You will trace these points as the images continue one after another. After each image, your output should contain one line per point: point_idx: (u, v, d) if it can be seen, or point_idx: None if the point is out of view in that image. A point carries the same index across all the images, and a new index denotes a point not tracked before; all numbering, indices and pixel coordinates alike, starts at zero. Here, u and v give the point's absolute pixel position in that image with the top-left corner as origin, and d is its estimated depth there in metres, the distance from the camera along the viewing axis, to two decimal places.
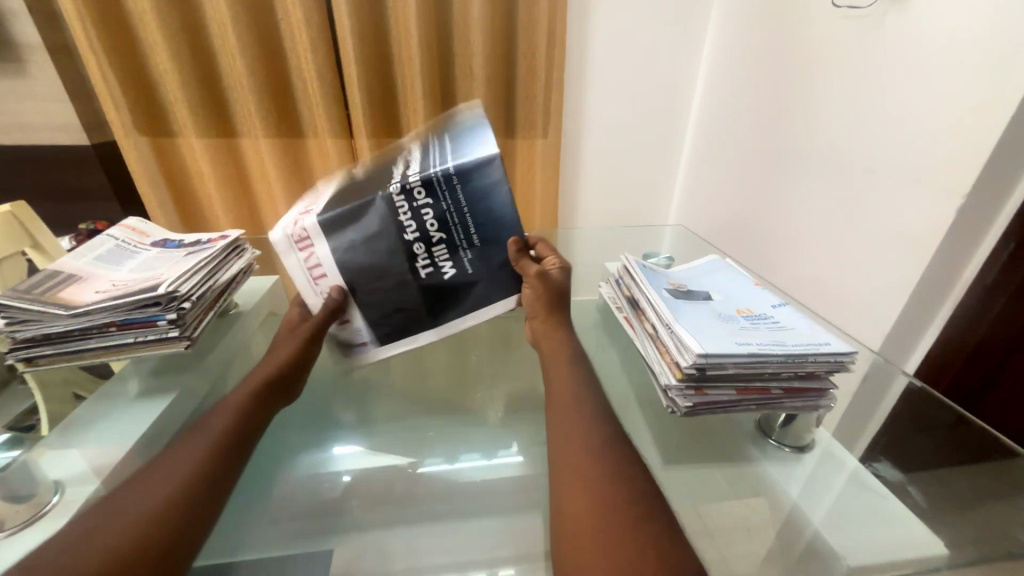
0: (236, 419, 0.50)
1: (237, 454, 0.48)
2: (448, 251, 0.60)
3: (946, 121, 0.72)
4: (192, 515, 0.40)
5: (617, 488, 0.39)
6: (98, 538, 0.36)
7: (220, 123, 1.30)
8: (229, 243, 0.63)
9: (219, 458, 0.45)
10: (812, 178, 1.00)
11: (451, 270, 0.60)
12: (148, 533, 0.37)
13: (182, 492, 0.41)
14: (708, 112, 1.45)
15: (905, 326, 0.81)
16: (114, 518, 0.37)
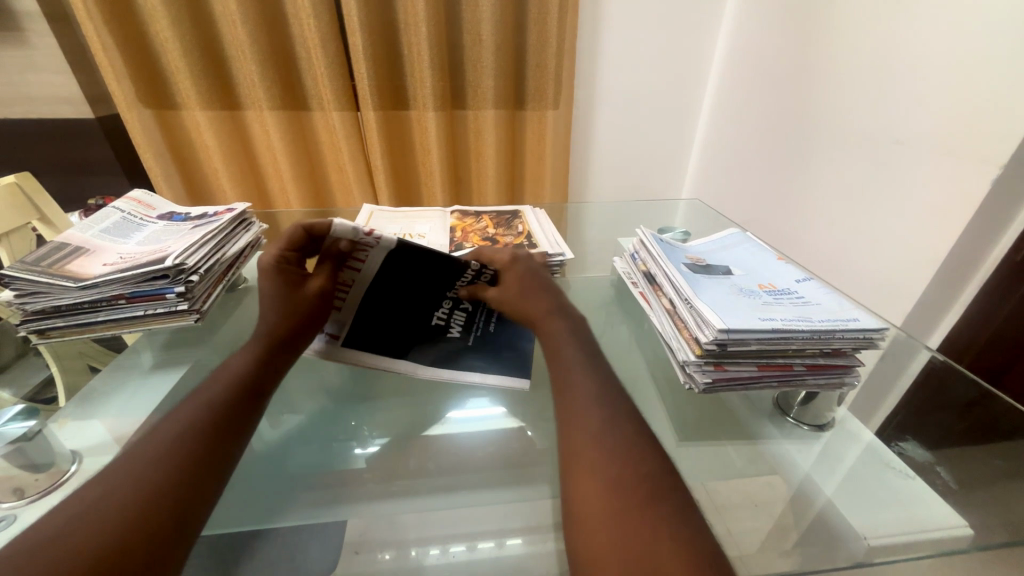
0: (243, 377, 0.49)
1: (245, 408, 0.46)
2: (465, 317, 0.66)
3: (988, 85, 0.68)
4: (203, 467, 0.39)
5: (632, 467, 0.38)
6: (112, 492, 0.35)
7: (222, 94, 1.27)
8: (235, 216, 0.62)
9: (223, 413, 0.44)
10: (836, 149, 0.95)
11: (456, 330, 0.65)
12: (159, 484, 0.36)
13: (191, 445, 0.40)
14: (728, 80, 1.38)
15: (929, 304, 0.78)
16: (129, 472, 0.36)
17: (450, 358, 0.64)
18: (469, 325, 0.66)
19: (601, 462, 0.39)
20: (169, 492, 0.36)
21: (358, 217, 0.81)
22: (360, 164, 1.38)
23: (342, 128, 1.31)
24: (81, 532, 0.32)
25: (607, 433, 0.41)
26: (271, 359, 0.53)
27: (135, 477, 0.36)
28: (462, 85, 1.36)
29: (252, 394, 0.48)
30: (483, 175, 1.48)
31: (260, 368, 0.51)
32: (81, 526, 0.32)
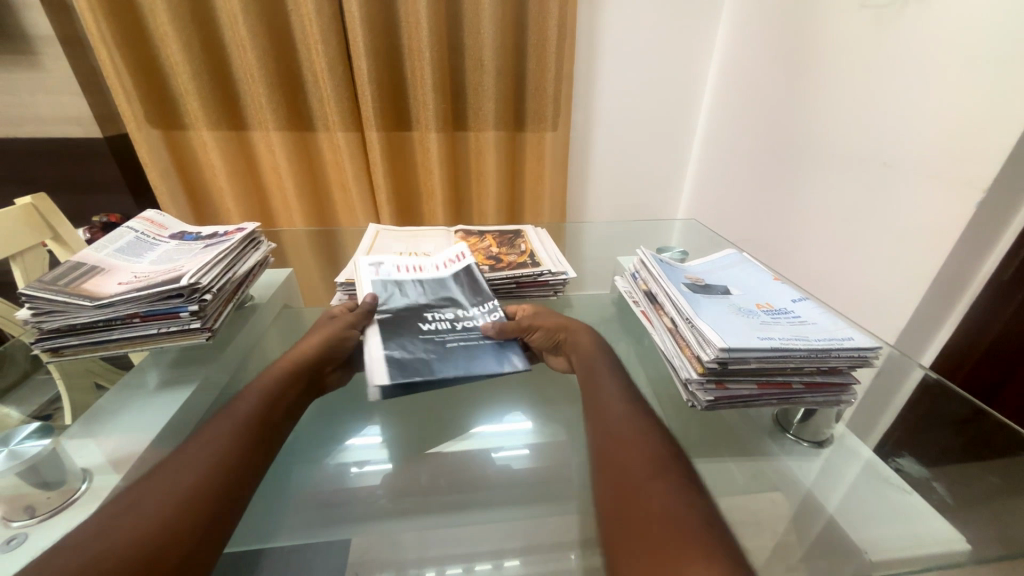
0: (264, 405, 0.52)
1: (262, 436, 0.49)
2: (446, 326, 0.65)
3: (966, 114, 0.72)
4: (221, 492, 0.41)
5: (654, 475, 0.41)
6: (138, 510, 0.37)
7: (230, 115, 1.30)
8: (245, 236, 0.64)
9: (242, 441, 0.47)
10: (827, 172, 0.98)
11: (429, 322, 0.65)
12: (179, 509, 0.38)
13: (210, 471, 0.42)
14: (720, 103, 1.43)
15: (920, 324, 0.81)
16: (155, 491, 0.39)
17: (409, 334, 0.63)
18: (446, 331, 0.64)
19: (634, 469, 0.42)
20: (186, 518, 0.38)
21: (364, 237, 0.82)
22: (363, 184, 1.40)
23: (346, 149, 1.33)
24: (110, 545, 0.34)
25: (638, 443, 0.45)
26: (293, 391, 0.57)
27: (159, 495, 0.39)
28: (464, 107, 1.40)
29: (268, 422, 0.51)
30: (484, 194, 1.51)
31: (278, 395, 0.54)
32: (110, 540, 0.35)
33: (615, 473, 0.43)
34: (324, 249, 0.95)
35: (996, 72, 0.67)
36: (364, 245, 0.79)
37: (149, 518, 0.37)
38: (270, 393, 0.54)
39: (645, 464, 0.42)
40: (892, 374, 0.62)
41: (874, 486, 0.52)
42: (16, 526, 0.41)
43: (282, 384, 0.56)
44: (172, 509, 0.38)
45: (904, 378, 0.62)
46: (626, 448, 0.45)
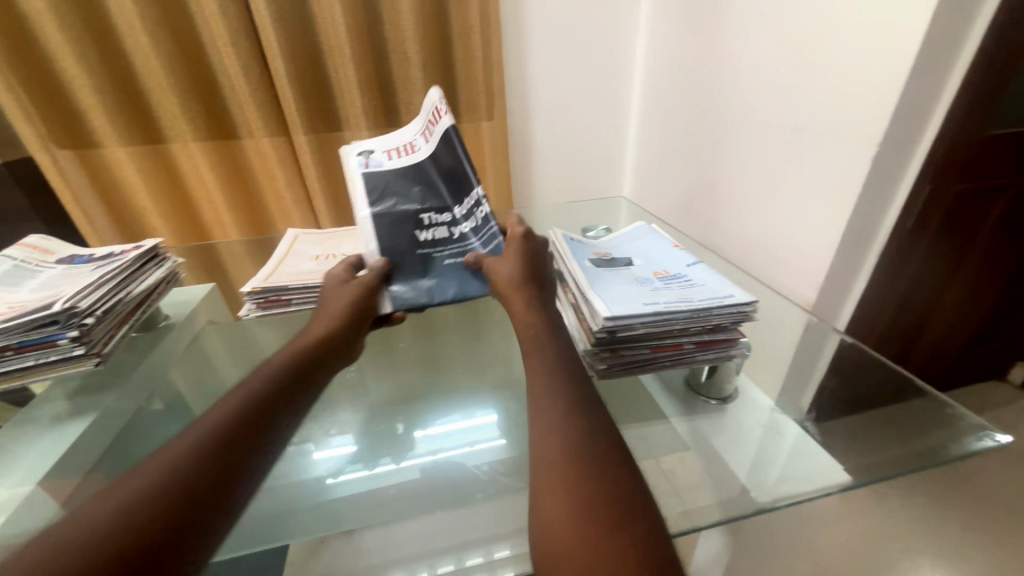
0: (269, 386, 0.49)
1: (267, 419, 0.46)
2: (446, 235, 0.68)
3: (855, 73, 0.75)
4: (218, 479, 0.38)
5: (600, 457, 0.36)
6: (128, 502, 0.34)
7: (143, 129, 1.23)
8: (143, 252, 0.61)
9: (245, 427, 0.43)
10: (745, 139, 1.01)
11: (428, 235, 0.67)
12: (175, 497, 0.35)
13: (211, 456, 0.39)
14: (649, 81, 1.45)
15: (835, 282, 0.84)
16: (144, 483, 0.36)
17: (410, 256, 0.67)
18: (445, 242, 0.67)
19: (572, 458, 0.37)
20: (177, 507, 0.35)
21: (280, 242, 0.79)
22: (296, 190, 1.36)
23: (274, 155, 1.29)
24: (95, 540, 0.31)
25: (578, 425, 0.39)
26: (305, 370, 0.54)
27: (151, 487, 0.35)
28: (394, 104, 1.37)
29: (274, 406, 0.48)
30: None
31: (285, 375, 0.52)
32: (95, 533, 0.32)
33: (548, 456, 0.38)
34: (248, 260, 0.91)
35: (876, 33, 0.71)
36: (281, 250, 0.76)
37: (139, 507, 0.34)
38: (275, 377, 0.51)
39: (586, 445, 0.37)
40: (814, 342, 0.69)
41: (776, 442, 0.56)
42: None
43: (289, 365, 0.53)
44: (163, 497, 0.35)
45: (825, 345, 0.68)
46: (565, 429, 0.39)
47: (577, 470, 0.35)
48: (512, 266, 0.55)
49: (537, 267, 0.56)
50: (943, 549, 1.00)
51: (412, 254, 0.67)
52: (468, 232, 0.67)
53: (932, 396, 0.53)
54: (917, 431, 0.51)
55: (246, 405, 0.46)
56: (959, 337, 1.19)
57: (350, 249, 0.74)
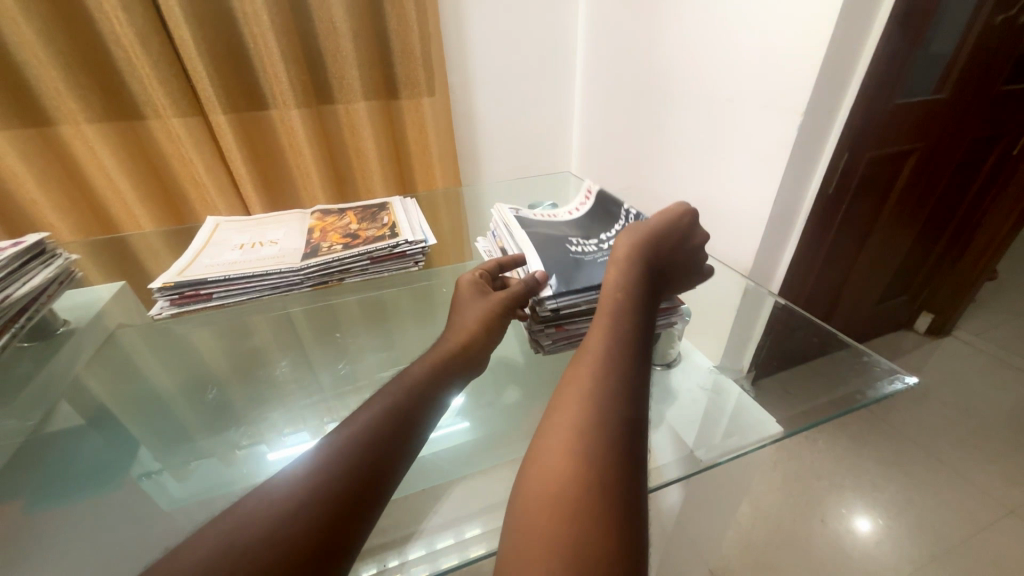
0: (413, 393, 0.42)
1: (414, 434, 0.40)
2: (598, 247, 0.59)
3: (779, 44, 0.77)
4: (369, 507, 0.33)
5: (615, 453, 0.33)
6: (298, 487, 0.32)
7: (23, 110, 1.06)
8: (24, 249, 0.53)
9: (396, 441, 0.38)
10: (683, 112, 1.03)
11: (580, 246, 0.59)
12: (326, 522, 0.31)
13: (364, 473, 0.34)
14: (591, 54, 1.44)
15: (768, 250, 0.90)
16: (314, 469, 0.34)
17: (557, 257, 0.57)
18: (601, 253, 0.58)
19: (577, 460, 0.33)
20: (326, 536, 0.30)
21: (199, 231, 0.71)
22: (219, 175, 1.24)
23: (189, 138, 1.16)
24: (266, 529, 0.30)
25: (593, 420, 0.35)
26: (451, 374, 0.48)
27: (323, 473, 0.33)
28: (325, 78, 1.27)
29: (421, 418, 0.41)
30: (367, 171, 1.41)
31: (432, 379, 0.45)
32: (270, 520, 0.30)
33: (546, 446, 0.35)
34: (168, 252, 0.83)
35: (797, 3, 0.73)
36: (200, 240, 0.69)
37: (282, 532, 0.30)
38: (421, 381, 0.44)
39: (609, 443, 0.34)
40: (751, 307, 0.72)
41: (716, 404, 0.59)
42: None
43: (434, 367, 0.47)
44: (320, 513, 0.31)
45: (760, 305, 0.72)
46: (583, 420, 0.35)
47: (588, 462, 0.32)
48: (631, 245, 0.52)
49: (656, 264, 0.52)
50: (865, 482, 1.12)
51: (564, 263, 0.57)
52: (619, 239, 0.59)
53: (850, 346, 0.58)
54: (837, 379, 0.55)
55: (397, 418, 0.39)
56: (875, 292, 1.31)
57: (279, 236, 0.69)
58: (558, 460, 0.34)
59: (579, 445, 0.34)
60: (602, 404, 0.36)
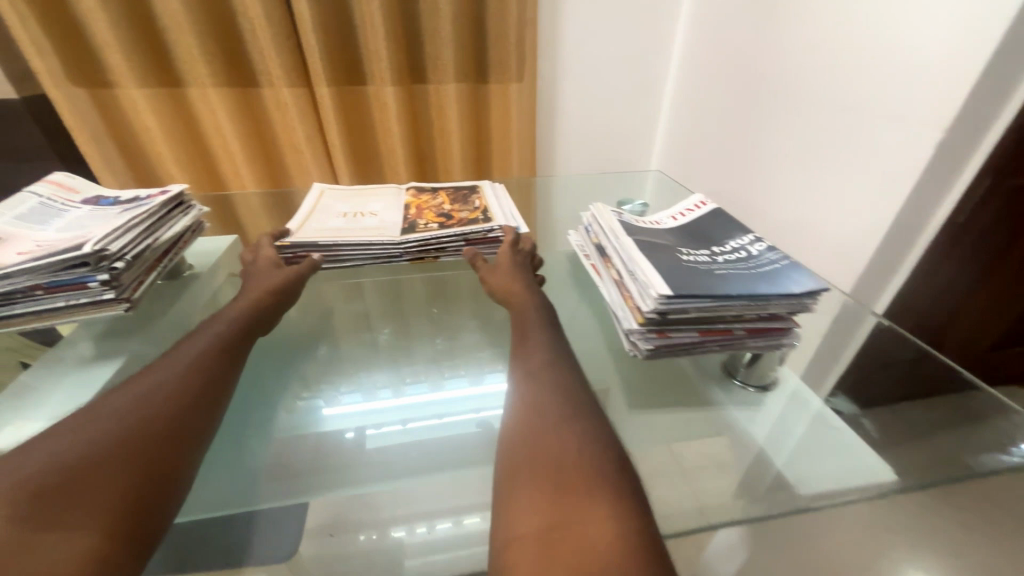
0: (216, 351, 0.49)
1: (203, 392, 0.45)
2: (710, 258, 0.46)
3: (929, 50, 0.69)
4: (171, 461, 0.38)
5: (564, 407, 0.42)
6: (121, 432, 0.38)
7: (162, 71, 1.18)
8: (169, 199, 0.59)
9: (207, 392, 0.45)
10: (793, 117, 0.95)
11: (691, 256, 0.46)
12: (151, 454, 0.37)
13: (148, 431, 0.39)
14: (691, 49, 1.37)
15: (875, 268, 0.81)
16: (145, 419, 0.39)
17: (668, 260, 0.45)
18: (728, 265, 0.45)
19: (535, 420, 0.42)
20: (139, 476, 0.36)
21: (307, 196, 0.76)
22: (316, 143, 1.32)
23: (295, 107, 1.25)
24: (102, 460, 0.35)
25: (539, 391, 0.45)
26: (249, 335, 0.54)
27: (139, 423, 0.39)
28: (421, 57, 1.30)
29: (228, 372, 0.48)
30: (448, 152, 1.44)
31: (232, 338, 0.52)
32: (103, 452, 0.36)
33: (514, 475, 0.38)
34: (268, 212, 0.89)
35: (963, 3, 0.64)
36: (307, 205, 0.74)
37: (116, 462, 0.36)
38: (223, 338, 0.51)
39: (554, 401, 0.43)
40: (847, 324, 0.66)
41: (796, 413, 0.55)
42: None
43: (234, 327, 0.53)
44: (134, 460, 0.36)
45: (859, 323, 0.65)
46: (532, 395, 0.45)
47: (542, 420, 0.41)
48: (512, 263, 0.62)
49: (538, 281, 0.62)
50: None
51: (679, 270, 0.43)
52: (746, 258, 0.45)
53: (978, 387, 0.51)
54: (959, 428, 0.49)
55: (205, 371, 0.46)
56: (988, 338, 1.16)
57: (378, 208, 0.72)
58: (524, 474, 0.38)
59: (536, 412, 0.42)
60: (545, 381, 0.46)
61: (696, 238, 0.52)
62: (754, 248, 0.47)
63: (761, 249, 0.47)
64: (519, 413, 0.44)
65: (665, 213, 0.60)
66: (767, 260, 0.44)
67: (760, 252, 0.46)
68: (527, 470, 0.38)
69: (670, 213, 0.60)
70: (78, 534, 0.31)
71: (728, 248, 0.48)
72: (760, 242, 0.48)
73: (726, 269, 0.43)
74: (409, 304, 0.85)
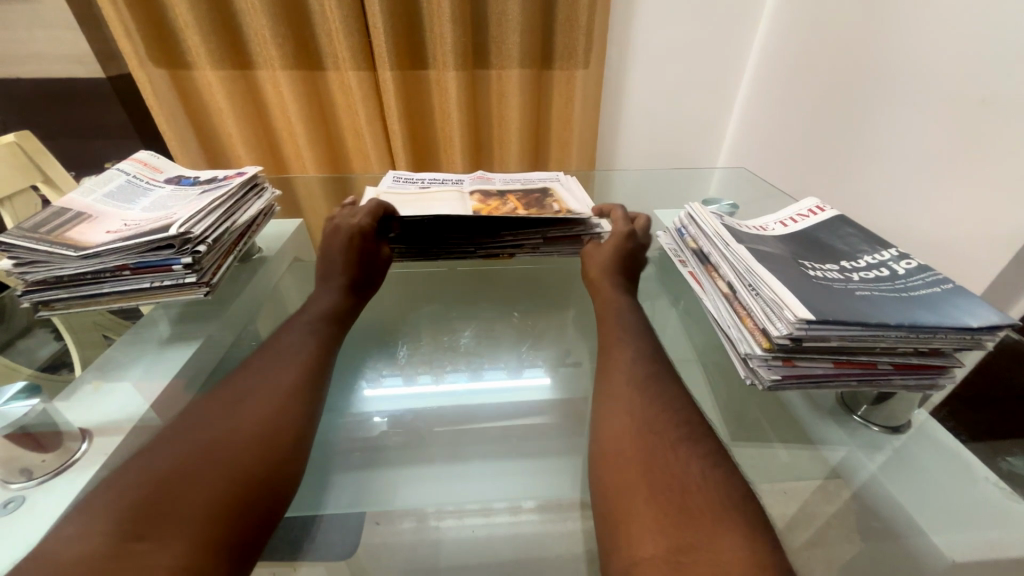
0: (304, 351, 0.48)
1: (302, 389, 0.44)
2: (842, 274, 0.40)
3: None
4: (273, 456, 0.38)
5: (667, 420, 0.39)
6: (229, 431, 0.38)
7: (234, 53, 1.20)
8: (246, 181, 0.58)
9: (303, 394, 0.44)
10: (903, 111, 0.83)
11: (819, 271, 0.40)
12: (247, 462, 0.36)
13: (253, 428, 0.39)
14: (777, 34, 1.25)
15: (1003, 281, 0.69)
16: (245, 418, 0.39)
17: (793, 273, 0.39)
18: (871, 282, 0.38)
19: (637, 430, 0.38)
20: (240, 477, 0.35)
21: (365, 198, 0.74)
22: (376, 127, 1.31)
23: (359, 91, 1.24)
24: (209, 460, 0.36)
25: (638, 400, 0.41)
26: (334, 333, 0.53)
27: (244, 424, 0.39)
28: (484, 41, 1.26)
29: (320, 376, 0.47)
30: (506, 140, 1.39)
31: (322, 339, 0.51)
32: (210, 452, 0.36)
33: (619, 485, 0.35)
34: (332, 196, 0.89)
35: None
36: (367, 206, 0.72)
37: (216, 468, 0.35)
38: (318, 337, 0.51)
39: (658, 414, 0.39)
40: None
41: (928, 449, 0.46)
42: (15, 487, 0.38)
43: (320, 328, 0.52)
44: (237, 459, 0.36)
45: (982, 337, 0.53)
46: (629, 404, 0.41)
47: (647, 433, 0.37)
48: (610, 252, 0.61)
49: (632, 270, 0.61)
50: None
51: (813, 287, 0.37)
52: (892, 277, 0.39)
53: None
54: None
55: (305, 370, 0.46)
56: None
57: (444, 207, 0.68)
58: (631, 488, 0.34)
59: (637, 422, 0.39)
60: (643, 392, 0.42)
61: (817, 246, 0.46)
62: (897, 263, 0.41)
63: (906, 265, 0.40)
64: (613, 419, 0.40)
65: (776, 218, 0.53)
66: (919, 281, 0.38)
67: (908, 270, 0.39)
68: (634, 486, 0.34)
69: (777, 217, 0.53)
70: (179, 544, 0.30)
71: (862, 263, 0.41)
72: (902, 258, 0.42)
73: (868, 289, 0.37)
74: (473, 290, 0.82)
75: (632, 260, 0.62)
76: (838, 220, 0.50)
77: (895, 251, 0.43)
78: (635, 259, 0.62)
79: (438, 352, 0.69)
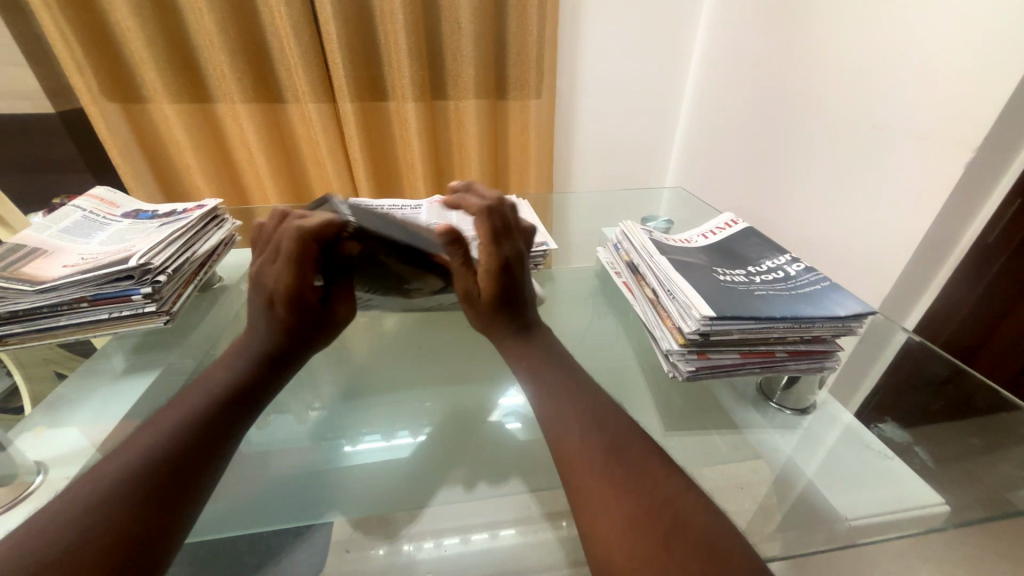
0: (223, 392, 0.47)
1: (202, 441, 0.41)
2: (746, 276, 0.46)
3: (945, 68, 0.68)
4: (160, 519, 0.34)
5: (618, 440, 0.40)
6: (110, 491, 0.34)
7: (191, 86, 1.21)
8: (205, 213, 0.60)
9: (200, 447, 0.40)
10: (814, 135, 0.94)
11: (727, 274, 0.47)
12: (147, 501, 0.34)
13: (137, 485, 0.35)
14: (708, 67, 1.38)
15: (905, 289, 0.78)
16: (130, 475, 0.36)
17: (705, 277, 0.45)
18: (769, 283, 0.45)
19: (593, 463, 0.38)
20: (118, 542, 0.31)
21: None
22: (337, 156, 1.34)
23: (319, 121, 1.27)
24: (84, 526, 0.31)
25: (586, 430, 0.41)
26: (262, 373, 0.52)
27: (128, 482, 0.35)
28: (440, 74, 1.33)
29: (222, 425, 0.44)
30: (466, 165, 1.45)
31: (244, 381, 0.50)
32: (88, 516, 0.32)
33: (597, 529, 0.35)
34: None
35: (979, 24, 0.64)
36: None
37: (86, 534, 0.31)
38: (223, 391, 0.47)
39: (602, 436, 0.40)
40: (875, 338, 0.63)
41: (847, 444, 0.52)
42: None
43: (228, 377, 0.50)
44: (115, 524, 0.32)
45: (889, 339, 0.63)
46: (579, 431, 0.41)
47: (599, 462, 0.38)
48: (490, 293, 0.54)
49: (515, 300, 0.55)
50: None
51: (721, 288, 0.43)
52: (784, 277, 0.46)
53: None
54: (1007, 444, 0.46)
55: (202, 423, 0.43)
56: None
57: None
58: (606, 527, 0.34)
59: (591, 452, 0.39)
60: (590, 414, 0.43)
61: (727, 253, 0.52)
62: (792, 266, 0.48)
63: (798, 267, 0.47)
64: (571, 447, 0.40)
65: (700, 230, 0.60)
66: (806, 280, 0.45)
67: (801, 271, 0.46)
68: (608, 524, 0.34)
69: (700, 230, 0.60)
70: None
71: (762, 267, 0.48)
72: (796, 262, 0.49)
73: (766, 289, 0.44)
74: None
75: (514, 292, 0.54)
76: (749, 232, 0.57)
77: (790, 256, 0.50)
78: (516, 290, 0.55)
79: (403, 378, 0.71)
